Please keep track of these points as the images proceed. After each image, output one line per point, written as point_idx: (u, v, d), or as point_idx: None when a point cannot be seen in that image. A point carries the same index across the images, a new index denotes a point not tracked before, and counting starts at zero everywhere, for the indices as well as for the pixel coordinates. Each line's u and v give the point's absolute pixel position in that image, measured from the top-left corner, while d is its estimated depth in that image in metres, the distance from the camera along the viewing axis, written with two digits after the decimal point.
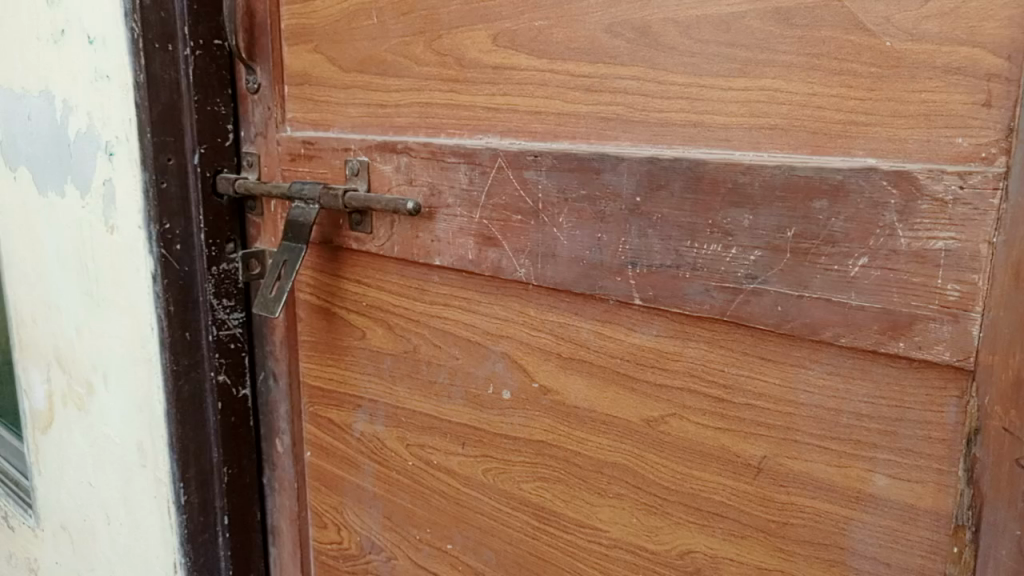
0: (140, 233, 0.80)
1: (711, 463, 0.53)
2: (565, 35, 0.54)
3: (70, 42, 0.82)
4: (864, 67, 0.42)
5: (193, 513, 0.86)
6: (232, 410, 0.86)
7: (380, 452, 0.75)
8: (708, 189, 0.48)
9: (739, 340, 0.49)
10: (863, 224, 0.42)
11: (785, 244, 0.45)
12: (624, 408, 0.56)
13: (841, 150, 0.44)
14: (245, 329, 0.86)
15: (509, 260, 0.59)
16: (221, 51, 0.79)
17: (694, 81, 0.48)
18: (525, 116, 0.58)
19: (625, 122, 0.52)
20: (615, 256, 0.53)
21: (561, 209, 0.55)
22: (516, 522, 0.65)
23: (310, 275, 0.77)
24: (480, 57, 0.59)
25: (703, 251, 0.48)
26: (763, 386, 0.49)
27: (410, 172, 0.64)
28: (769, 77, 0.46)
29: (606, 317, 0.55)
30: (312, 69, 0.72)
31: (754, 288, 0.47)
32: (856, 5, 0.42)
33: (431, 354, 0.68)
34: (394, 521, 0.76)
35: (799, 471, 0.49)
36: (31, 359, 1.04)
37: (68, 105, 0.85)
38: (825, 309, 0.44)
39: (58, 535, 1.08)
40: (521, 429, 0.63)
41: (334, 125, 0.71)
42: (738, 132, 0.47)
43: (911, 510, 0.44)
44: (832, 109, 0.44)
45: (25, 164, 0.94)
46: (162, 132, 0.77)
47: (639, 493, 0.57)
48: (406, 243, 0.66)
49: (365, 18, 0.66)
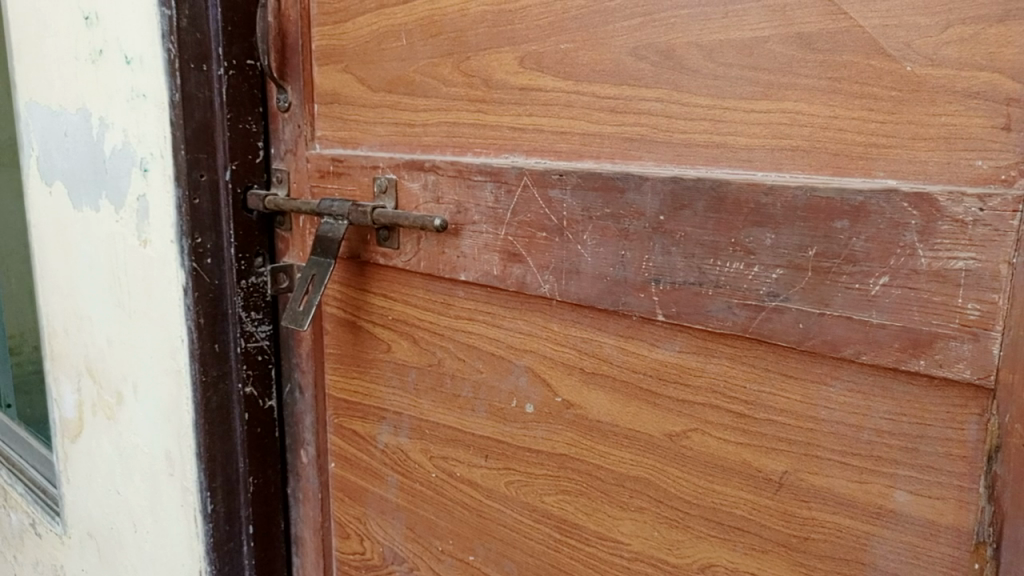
0: (172, 247, 0.82)
1: (732, 478, 0.53)
2: (591, 58, 0.55)
3: (108, 62, 0.85)
4: (885, 90, 0.43)
5: (219, 522, 0.87)
6: (258, 421, 0.88)
7: (403, 463, 0.77)
8: (731, 209, 0.49)
9: (761, 356, 0.50)
10: (884, 244, 0.43)
11: (806, 263, 0.46)
12: (646, 422, 0.57)
13: (861, 171, 0.45)
14: (272, 342, 0.88)
15: (534, 276, 0.60)
16: (253, 70, 0.81)
17: (718, 103, 0.50)
18: (551, 136, 0.59)
19: (649, 143, 0.53)
20: (639, 272, 0.54)
21: (585, 227, 0.56)
22: (539, 535, 0.66)
23: (338, 289, 0.79)
24: (507, 78, 0.61)
25: (725, 269, 0.49)
26: (785, 403, 0.50)
27: (437, 190, 0.66)
28: (791, 100, 0.47)
29: (629, 332, 0.56)
30: (342, 88, 0.74)
31: (776, 306, 0.48)
32: (877, 31, 0.43)
33: (455, 367, 0.69)
34: (417, 532, 0.77)
35: (820, 487, 0.49)
36: (62, 370, 1.06)
37: (104, 122, 0.88)
38: (846, 327, 0.45)
39: (84, 542, 1.10)
40: (544, 442, 0.64)
41: (362, 143, 0.73)
42: (762, 153, 0.48)
43: (932, 527, 0.45)
44: (854, 132, 0.45)
45: (61, 178, 0.97)
46: (196, 149, 0.79)
47: (660, 507, 0.58)
48: (432, 258, 0.67)
49: (394, 40, 0.68)
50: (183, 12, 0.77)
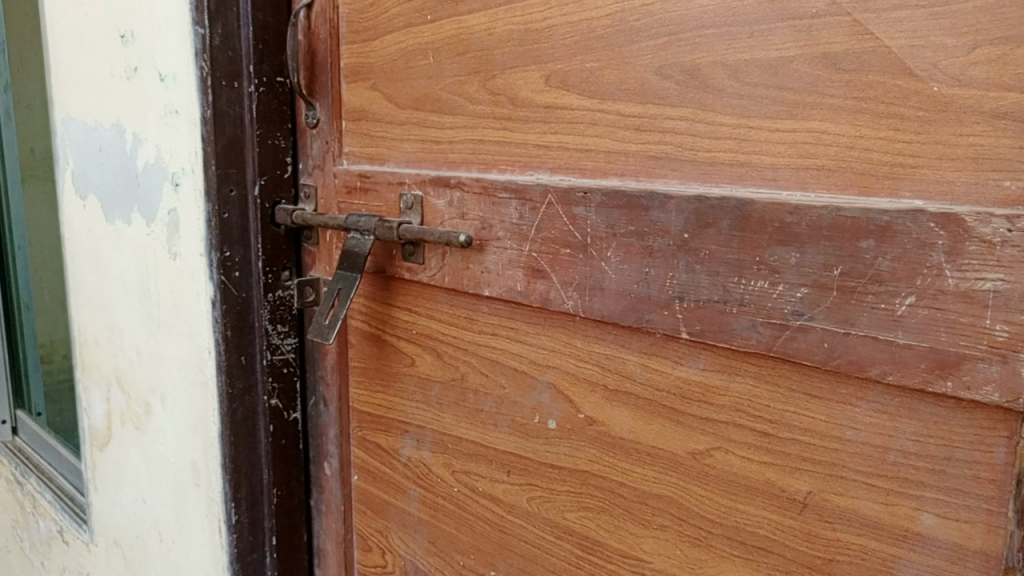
0: (201, 260, 0.83)
1: (756, 497, 0.53)
2: (616, 77, 0.56)
3: (142, 80, 0.87)
4: (911, 110, 0.43)
5: (243, 533, 0.88)
6: (283, 432, 0.89)
7: (425, 477, 0.77)
8: (756, 228, 0.49)
9: (786, 375, 0.50)
10: (910, 265, 0.43)
11: (831, 283, 0.46)
12: (669, 441, 0.57)
13: (887, 191, 0.44)
14: (297, 355, 0.89)
15: (557, 292, 0.61)
16: (283, 87, 0.83)
17: (743, 122, 0.50)
18: (575, 153, 0.59)
19: (674, 160, 0.54)
20: (663, 290, 0.54)
21: (609, 244, 0.57)
22: (561, 551, 0.66)
23: (362, 303, 0.80)
24: (532, 96, 0.61)
25: (750, 287, 0.49)
26: (810, 423, 0.49)
27: (462, 207, 0.66)
28: (816, 119, 0.47)
29: (652, 349, 0.56)
30: (370, 106, 0.76)
31: (801, 325, 0.48)
32: (903, 52, 0.43)
33: (478, 382, 0.70)
34: (438, 547, 0.77)
35: (845, 508, 0.49)
36: (92, 379, 1.08)
37: (138, 138, 0.90)
38: (872, 347, 0.45)
39: (111, 550, 1.11)
40: (565, 458, 0.64)
41: (389, 160, 0.74)
42: (786, 172, 0.49)
43: (960, 551, 0.44)
44: (879, 151, 0.45)
45: (95, 192, 0.99)
46: (226, 164, 0.81)
47: (683, 525, 0.57)
48: (457, 273, 0.68)
49: (422, 58, 0.69)
50: (216, 31, 0.79)
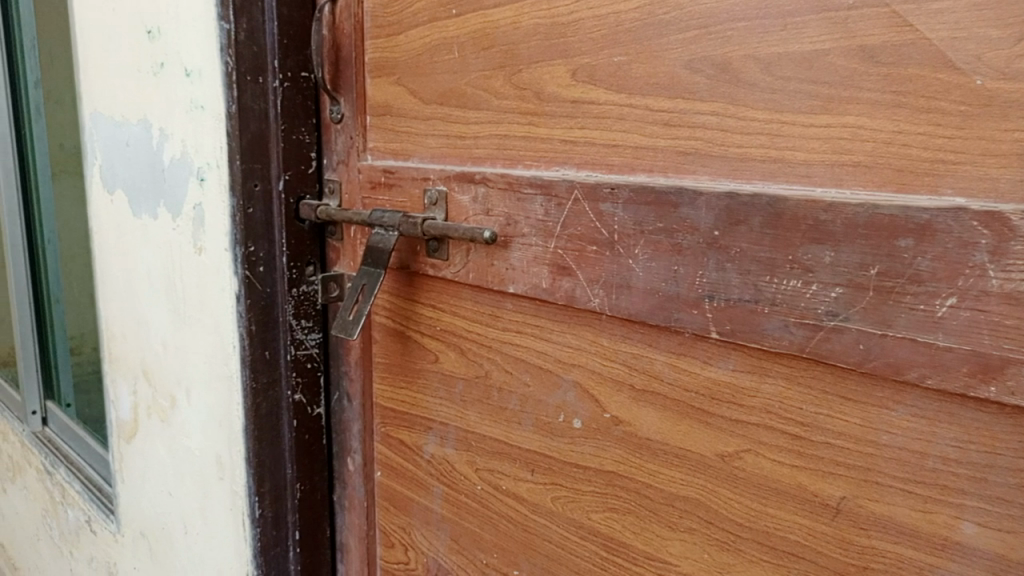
0: (226, 255, 0.84)
1: (787, 502, 0.52)
2: (645, 71, 0.55)
3: (169, 75, 0.87)
4: (953, 105, 0.42)
5: (266, 528, 0.88)
6: (306, 428, 0.89)
7: (449, 475, 0.77)
8: (789, 225, 0.48)
9: (819, 377, 0.48)
10: (951, 264, 0.41)
11: (867, 282, 0.45)
12: (698, 442, 0.56)
13: (928, 188, 0.43)
14: (321, 350, 0.89)
15: (583, 290, 0.60)
16: (307, 82, 0.83)
17: (776, 117, 0.49)
18: (603, 149, 0.58)
19: (704, 156, 0.52)
20: (692, 288, 0.53)
21: (637, 241, 0.56)
22: (586, 552, 0.65)
23: (386, 299, 0.80)
24: (559, 91, 0.60)
25: (782, 287, 0.48)
26: (844, 426, 0.48)
27: (487, 203, 0.66)
28: (853, 114, 0.46)
29: (681, 349, 0.55)
30: (394, 100, 0.75)
31: (835, 326, 0.46)
32: (945, 44, 0.42)
33: (502, 380, 0.69)
34: (461, 545, 0.77)
35: (880, 514, 0.47)
36: (119, 372, 1.09)
37: (164, 133, 0.90)
38: (911, 349, 0.43)
39: (137, 541, 1.13)
40: (591, 458, 0.63)
41: (413, 155, 0.74)
42: (820, 169, 0.47)
43: (1002, 561, 0.43)
44: (919, 147, 0.43)
45: (122, 187, 0.99)
46: (251, 159, 0.81)
47: (710, 528, 0.56)
48: (481, 270, 0.67)
49: (446, 53, 0.69)
50: (241, 26, 0.78)
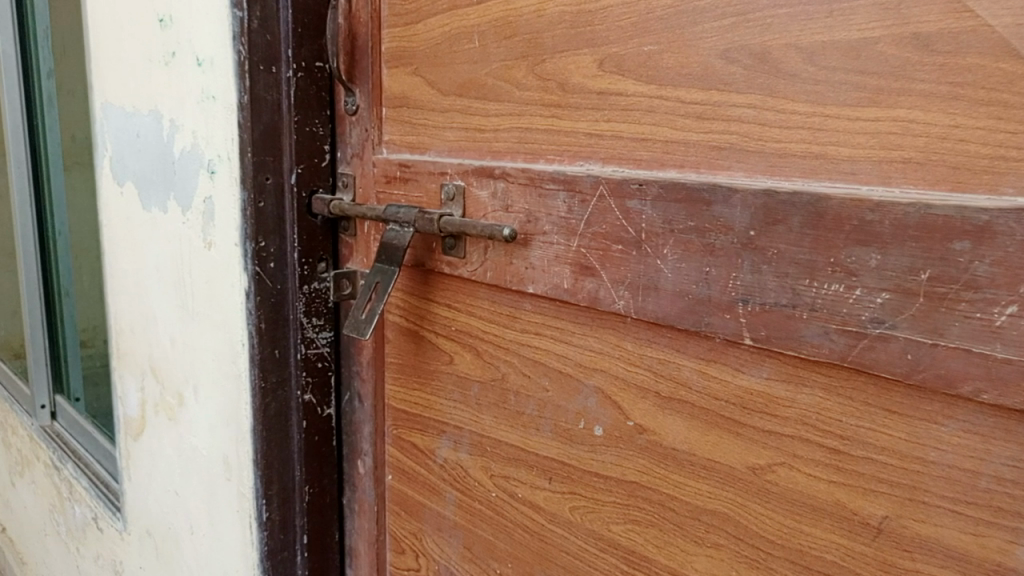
0: (236, 250, 0.81)
1: (823, 520, 0.49)
2: (677, 60, 0.52)
3: (180, 64, 0.85)
4: (1016, 97, 0.38)
5: (273, 531, 0.86)
6: (316, 429, 0.87)
7: (462, 480, 0.74)
8: (832, 226, 0.44)
9: (861, 388, 0.45)
10: (1012, 270, 0.38)
11: (917, 288, 0.41)
12: (727, 454, 0.53)
13: (986, 187, 0.40)
14: (332, 349, 0.86)
15: (607, 291, 0.57)
16: (322, 73, 0.80)
17: (819, 110, 0.46)
18: (630, 143, 0.56)
19: (739, 151, 0.50)
20: (724, 291, 0.50)
21: (666, 240, 0.53)
22: (605, 565, 0.62)
23: (400, 297, 0.77)
24: (584, 82, 0.58)
25: (823, 291, 0.45)
26: (888, 441, 0.45)
27: (507, 199, 0.63)
28: (904, 107, 0.42)
29: (711, 355, 0.52)
30: (411, 92, 0.72)
31: (881, 333, 0.43)
32: (1008, 31, 0.38)
33: (520, 384, 0.66)
34: (474, 553, 0.74)
35: (926, 536, 0.44)
36: (127, 368, 1.07)
37: (175, 124, 0.88)
38: (965, 360, 0.40)
39: (143, 540, 1.11)
40: (612, 468, 0.60)
41: (430, 149, 0.71)
42: (866, 166, 0.44)
43: None
44: (978, 143, 0.40)
45: (131, 179, 0.97)
46: (262, 152, 0.78)
47: (739, 545, 0.53)
48: (499, 269, 0.65)
49: (466, 42, 0.66)
50: (255, 14, 0.76)
